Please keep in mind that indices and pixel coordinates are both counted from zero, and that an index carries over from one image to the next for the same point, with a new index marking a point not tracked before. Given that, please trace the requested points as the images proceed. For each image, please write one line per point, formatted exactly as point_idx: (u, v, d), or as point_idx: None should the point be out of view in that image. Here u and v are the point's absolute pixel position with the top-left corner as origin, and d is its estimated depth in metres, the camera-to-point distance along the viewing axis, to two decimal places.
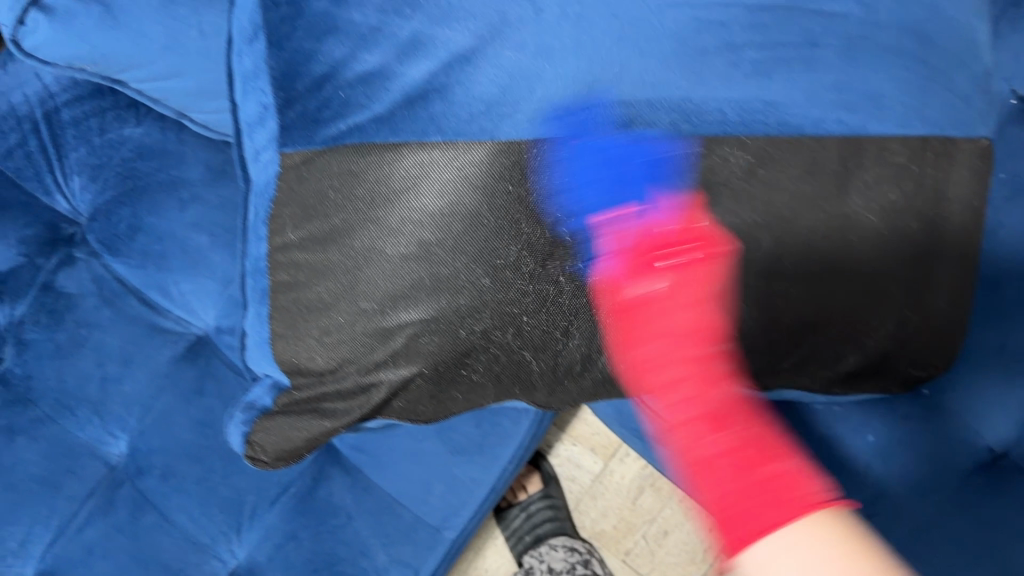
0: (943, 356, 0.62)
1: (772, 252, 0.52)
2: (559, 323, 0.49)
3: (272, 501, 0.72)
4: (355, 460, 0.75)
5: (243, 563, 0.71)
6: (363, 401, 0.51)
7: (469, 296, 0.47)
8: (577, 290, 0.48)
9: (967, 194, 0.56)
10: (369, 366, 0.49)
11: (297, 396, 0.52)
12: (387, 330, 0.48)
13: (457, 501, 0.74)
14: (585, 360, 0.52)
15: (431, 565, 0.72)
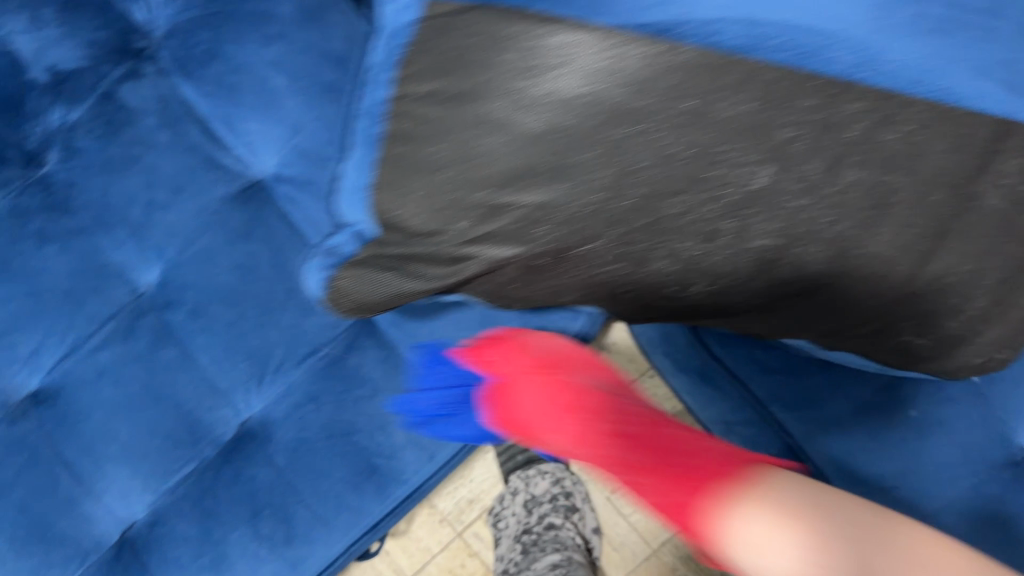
0: (1012, 344, 0.57)
1: (900, 235, 0.49)
2: (674, 240, 0.49)
3: (299, 359, 0.71)
4: (391, 334, 0.71)
5: (258, 415, 0.72)
6: (454, 272, 0.52)
7: (592, 199, 0.47)
8: (696, 219, 0.48)
9: None
10: (465, 240, 0.50)
11: (387, 251, 0.54)
12: (496, 208, 0.48)
13: (488, 396, 0.71)
14: (678, 283, 0.52)
15: (449, 450, 0.72)
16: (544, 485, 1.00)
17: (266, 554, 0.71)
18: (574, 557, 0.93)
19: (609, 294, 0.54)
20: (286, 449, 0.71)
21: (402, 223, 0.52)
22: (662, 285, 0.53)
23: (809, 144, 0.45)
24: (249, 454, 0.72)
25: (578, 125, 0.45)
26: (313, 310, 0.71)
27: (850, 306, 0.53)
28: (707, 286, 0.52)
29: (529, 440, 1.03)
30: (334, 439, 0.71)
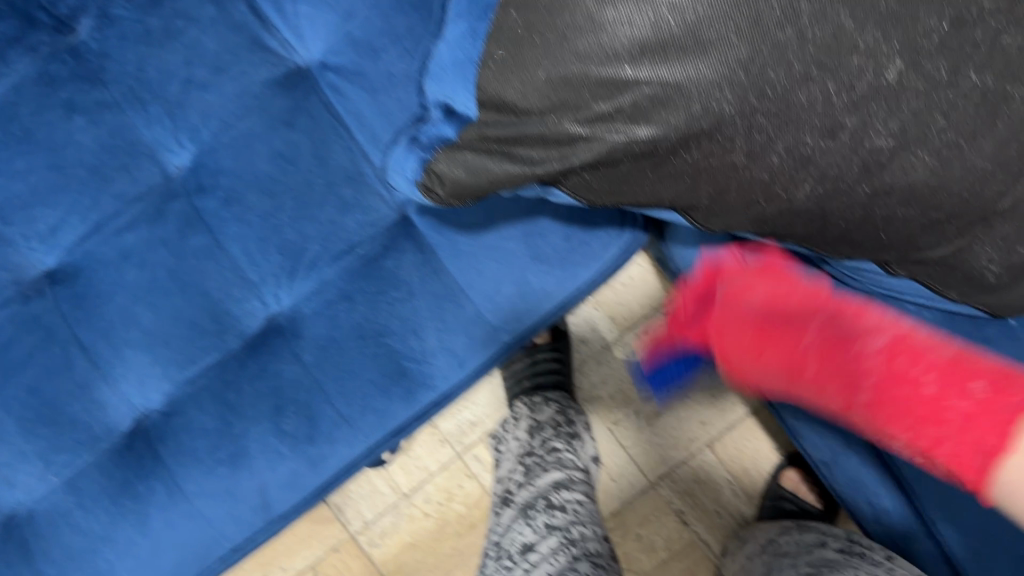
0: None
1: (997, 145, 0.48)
2: (794, 139, 0.45)
3: (335, 257, 0.69)
4: (431, 236, 0.69)
5: (287, 310, 0.70)
6: (564, 151, 0.47)
7: (717, 74, 0.42)
8: (823, 102, 0.43)
9: None
10: (590, 118, 0.44)
11: (489, 133, 0.48)
12: (620, 81, 0.43)
13: (526, 307, 0.69)
14: (789, 184, 0.47)
15: (479, 359, 0.69)
16: (550, 413, 0.97)
17: (287, 451, 0.70)
18: (570, 494, 0.90)
19: (712, 197, 0.49)
20: (314, 347, 0.69)
21: (507, 101, 0.46)
22: (767, 186, 0.47)
23: (941, 40, 0.44)
24: (276, 349, 0.70)
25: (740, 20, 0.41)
26: (352, 207, 0.68)
27: (940, 233, 0.53)
28: (818, 187, 0.47)
29: (537, 366, 1.01)
30: (365, 339, 0.69)
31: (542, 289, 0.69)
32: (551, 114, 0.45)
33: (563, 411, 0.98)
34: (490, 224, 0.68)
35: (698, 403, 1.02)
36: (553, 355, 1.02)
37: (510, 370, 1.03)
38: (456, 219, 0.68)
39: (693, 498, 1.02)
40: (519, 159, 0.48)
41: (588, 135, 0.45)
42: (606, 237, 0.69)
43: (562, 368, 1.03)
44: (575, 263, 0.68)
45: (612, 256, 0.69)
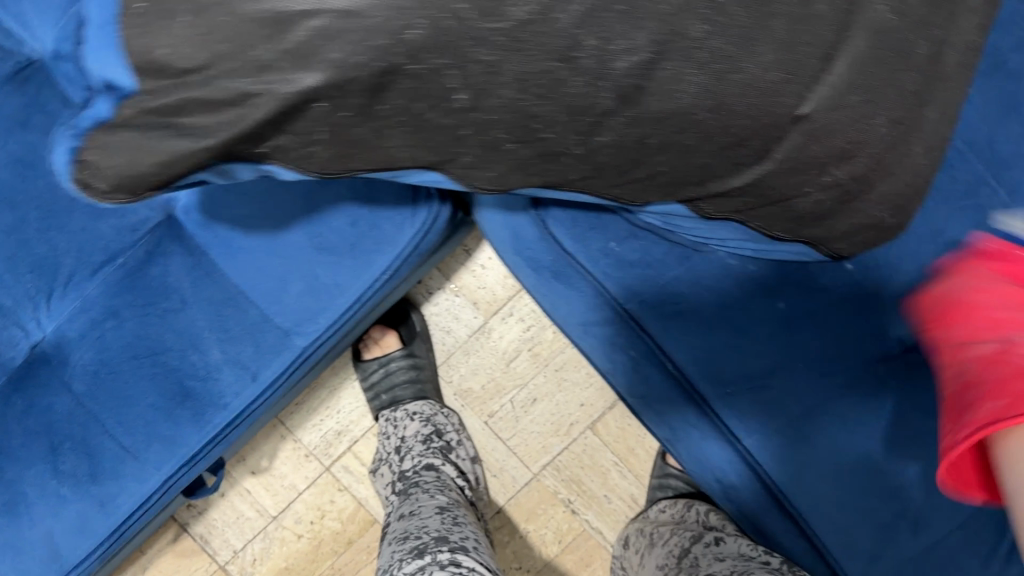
0: (902, 217, 0.53)
1: (835, 100, 0.43)
2: (531, 92, 0.35)
3: (93, 270, 0.62)
4: (201, 237, 0.61)
5: (52, 336, 0.63)
6: (237, 118, 0.33)
7: (421, 28, 0.31)
8: (572, 28, 0.34)
9: (972, 35, 0.47)
10: (259, 71, 0.32)
11: (144, 103, 0.33)
12: (284, 25, 0.31)
13: (317, 305, 0.61)
14: (556, 129, 0.38)
15: (274, 370, 0.62)
16: (413, 427, 0.90)
17: (69, 494, 0.62)
18: (466, 516, 0.78)
19: (469, 156, 0.39)
20: (84, 374, 0.62)
21: (160, 60, 0.33)
22: (529, 132, 0.38)
23: None
24: (44, 380, 0.62)
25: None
26: (106, 212, 0.61)
27: (807, 182, 0.47)
28: (622, 131, 0.40)
29: (393, 376, 0.93)
30: (140, 360, 0.61)
31: (332, 283, 0.61)
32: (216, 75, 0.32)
33: (426, 422, 0.91)
34: (264, 217, 0.60)
35: (574, 382, 0.96)
36: (410, 362, 0.94)
37: (367, 381, 0.95)
38: (227, 214, 0.60)
39: (580, 485, 0.96)
40: (188, 132, 0.34)
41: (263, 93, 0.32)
42: (398, 218, 0.61)
43: (420, 373, 0.94)
44: (367, 252, 0.61)
45: (408, 239, 0.62)
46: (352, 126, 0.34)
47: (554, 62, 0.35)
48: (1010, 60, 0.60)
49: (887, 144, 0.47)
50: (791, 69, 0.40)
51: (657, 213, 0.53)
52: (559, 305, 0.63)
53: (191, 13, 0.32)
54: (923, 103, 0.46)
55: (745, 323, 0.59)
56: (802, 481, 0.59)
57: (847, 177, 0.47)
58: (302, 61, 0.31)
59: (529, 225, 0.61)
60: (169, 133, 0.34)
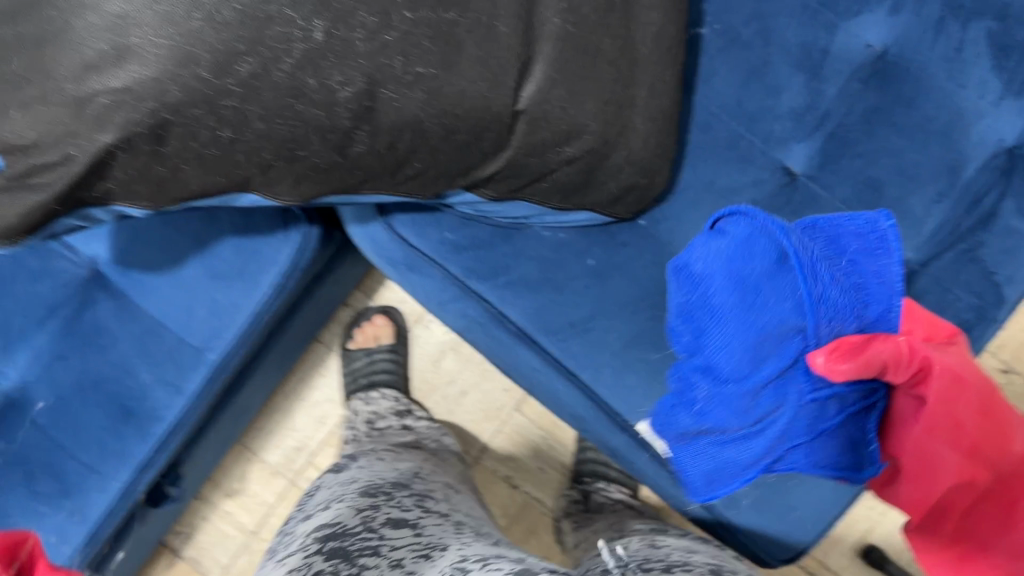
0: (650, 173, 0.65)
1: (541, 89, 0.56)
2: (276, 122, 0.49)
3: (40, 322, 0.75)
4: (118, 284, 0.75)
5: (16, 384, 0.75)
6: (67, 172, 0.47)
7: (175, 89, 0.45)
8: (291, 72, 0.47)
9: (654, 22, 0.60)
10: (68, 136, 0.46)
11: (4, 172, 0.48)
12: (81, 100, 0.45)
13: (220, 323, 0.75)
14: (311, 148, 0.51)
15: (196, 382, 0.75)
16: (387, 407, 1.03)
17: (46, 509, 0.75)
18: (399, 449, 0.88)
19: (258, 174, 0.52)
20: (44, 410, 0.75)
21: (7, 141, 0.47)
22: (289, 151, 0.51)
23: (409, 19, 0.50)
24: (11, 421, 0.75)
25: (168, 11, 0.45)
26: (43, 274, 0.75)
27: (548, 155, 0.60)
28: (369, 141, 0.53)
29: (375, 364, 1.06)
30: (86, 390, 0.74)
31: (230, 304, 0.74)
32: (45, 143, 0.46)
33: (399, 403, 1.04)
34: (164, 258, 0.74)
35: (495, 371, 1.10)
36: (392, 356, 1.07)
37: (351, 365, 1.07)
38: (136, 261, 0.74)
39: (515, 462, 1.08)
40: (38, 189, 0.48)
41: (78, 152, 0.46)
42: (275, 242, 0.74)
43: (398, 366, 1.08)
44: (253, 273, 0.74)
45: (287, 258, 0.74)
46: (151, 166, 0.48)
47: (292, 98, 0.48)
48: (744, 33, 0.72)
49: (605, 117, 0.60)
50: (490, 78, 0.53)
51: (460, 200, 0.66)
52: (419, 291, 0.75)
53: (21, 105, 0.46)
54: (625, 81, 0.60)
55: (565, 278, 0.72)
56: (636, 405, 0.71)
57: (584, 149, 0.60)
58: (96, 125, 0.45)
59: (378, 228, 0.73)
60: (25, 192, 0.48)
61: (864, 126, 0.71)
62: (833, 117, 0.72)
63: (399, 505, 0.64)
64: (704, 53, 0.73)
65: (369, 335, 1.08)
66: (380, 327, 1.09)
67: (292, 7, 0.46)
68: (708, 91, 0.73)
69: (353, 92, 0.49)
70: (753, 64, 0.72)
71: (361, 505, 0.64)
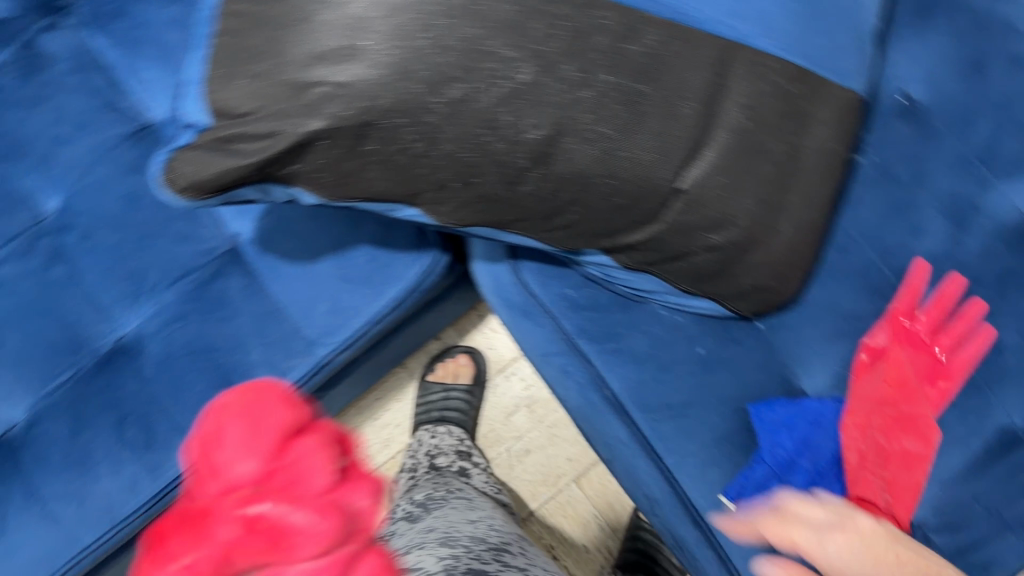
0: (781, 279, 0.67)
1: (706, 175, 0.59)
2: (464, 146, 0.53)
3: (172, 281, 0.80)
4: (254, 263, 0.80)
5: (133, 332, 0.80)
6: (267, 146, 0.51)
7: (389, 96, 0.49)
8: (493, 103, 0.51)
9: (823, 138, 0.63)
10: (281, 113, 0.50)
11: (213, 134, 0.52)
12: (302, 86, 0.50)
13: (338, 322, 0.78)
14: (485, 176, 0.55)
15: (299, 372, 0.78)
16: (450, 445, 1.04)
17: (128, 457, 0.79)
18: (468, 493, 0.89)
19: (429, 190, 0.56)
20: (153, 361, 0.79)
21: (227, 108, 0.52)
22: (466, 175, 0.55)
23: (610, 83, 0.53)
24: (121, 366, 0.80)
25: (402, 25, 0.49)
26: (187, 238, 0.80)
27: (694, 237, 0.62)
28: (538, 184, 0.56)
29: (449, 399, 1.08)
30: (196, 354, 0.78)
31: (351, 306, 0.78)
32: (258, 117, 0.51)
33: (462, 442, 1.05)
34: (302, 250, 0.78)
35: (564, 439, 1.10)
36: (468, 396, 1.09)
37: (425, 398, 1.09)
38: (275, 246, 0.79)
39: (562, 533, 1.08)
40: (234, 156, 0.52)
41: (284, 128, 0.50)
42: (406, 260, 0.78)
43: (470, 408, 1.09)
44: (379, 283, 0.78)
45: (413, 276, 0.78)
46: (343, 159, 0.52)
47: (484, 129, 0.52)
48: (896, 170, 0.75)
49: (756, 216, 0.62)
50: (663, 152, 0.56)
51: (592, 261, 0.68)
52: (527, 339, 0.77)
53: (247, 78, 0.51)
54: (783, 185, 0.62)
55: (669, 360, 0.73)
56: (714, 501, 0.70)
57: (729, 239, 0.62)
58: (310, 111, 0.49)
59: (504, 269, 0.76)
60: (222, 155, 0.52)
61: (1000, 289, 0.70)
62: (969, 270, 0.72)
63: (480, 559, 0.67)
64: (856, 181, 0.76)
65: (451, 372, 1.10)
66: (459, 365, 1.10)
67: (510, 48, 0.51)
68: (852, 218, 0.75)
69: (538, 134, 0.53)
70: (897, 200, 0.74)
71: (443, 555, 0.67)
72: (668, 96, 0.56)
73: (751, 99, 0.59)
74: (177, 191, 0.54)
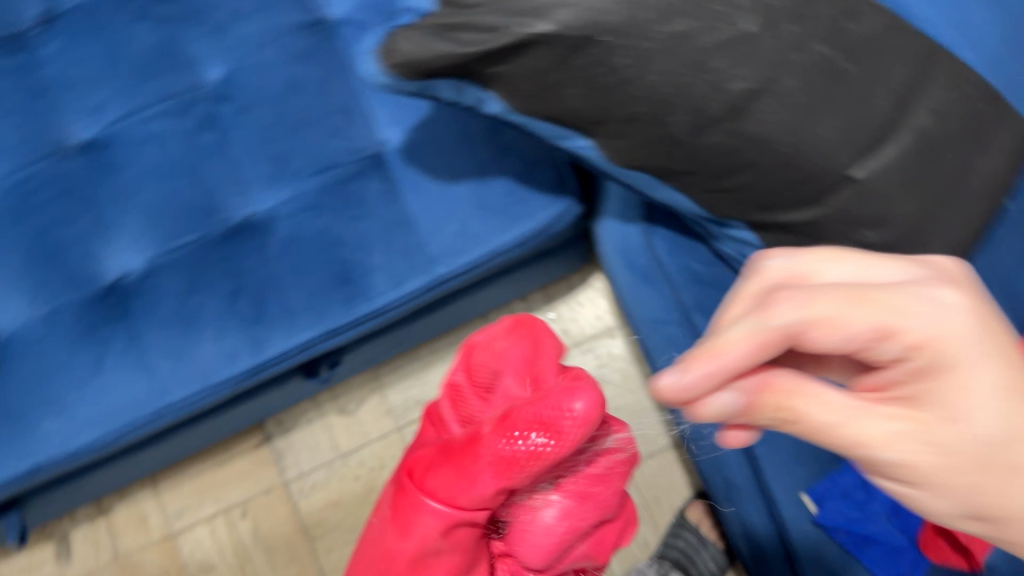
0: None
1: (880, 170, 0.60)
2: (668, 83, 0.54)
3: (315, 171, 0.82)
4: (395, 172, 0.81)
5: (264, 212, 0.82)
6: (484, 40, 0.53)
7: (618, 15, 0.51)
8: (708, 46, 0.53)
9: (994, 168, 0.64)
10: (509, 11, 0.52)
11: (435, 18, 0.55)
12: None
13: (463, 246, 0.80)
14: (675, 120, 0.56)
15: (415, 284, 0.80)
16: None
17: (233, 328, 0.81)
18: None
19: (617, 121, 0.57)
20: (281, 241, 0.81)
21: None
22: (658, 114, 0.56)
23: (813, 56, 0.56)
24: (248, 239, 0.82)
25: None
26: (338, 134, 0.82)
27: (848, 231, 0.63)
28: (720, 139, 0.57)
29: None
30: (322, 244, 0.81)
31: (479, 233, 0.80)
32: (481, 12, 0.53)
33: None
34: (444, 169, 0.80)
35: None
36: None
37: None
38: (420, 161, 0.81)
39: None
40: (449, 43, 0.54)
41: (505, 28, 0.52)
42: (543, 201, 0.79)
43: None
44: (511, 218, 0.80)
45: (545, 218, 0.79)
46: (549, 70, 0.54)
47: (692, 72, 0.54)
48: None
49: (913, 224, 0.62)
50: (848, 136, 0.58)
51: (733, 235, 0.68)
52: (642, 304, 0.78)
53: None
54: (947, 202, 0.62)
55: None
56: (794, 497, 0.71)
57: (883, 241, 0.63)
58: (537, 15, 0.52)
59: (636, 229, 0.77)
60: (437, 41, 0.55)
61: None
62: None
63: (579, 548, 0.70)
64: (1003, 226, 0.75)
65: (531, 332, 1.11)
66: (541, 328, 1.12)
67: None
68: (990, 260, 0.74)
69: (741, 88, 0.55)
70: None
71: None
72: (863, 82, 0.58)
73: (937, 109, 0.60)
74: (388, 65, 0.57)
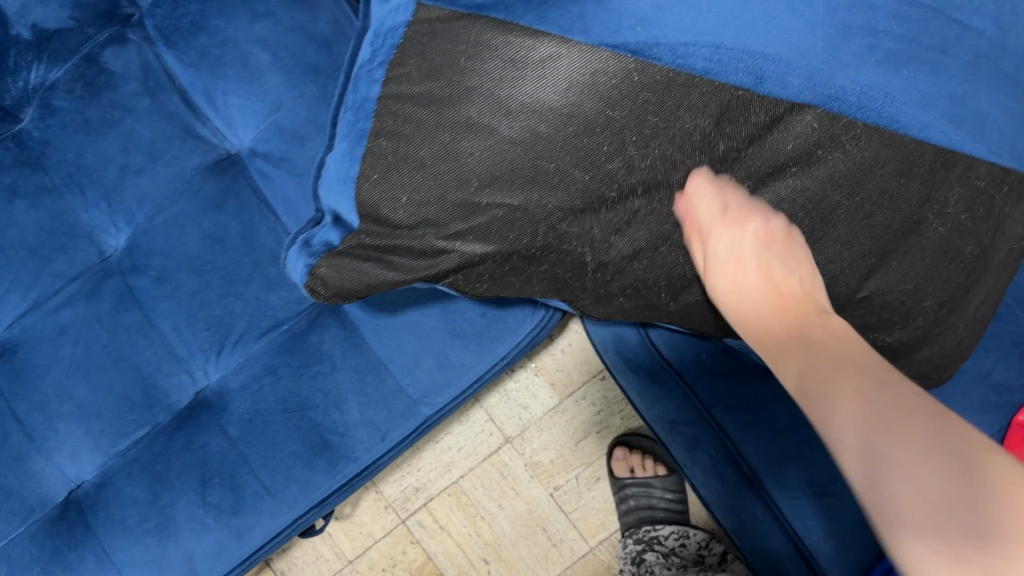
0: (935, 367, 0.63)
1: (879, 272, 0.54)
2: (622, 254, 0.51)
3: (261, 333, 0.73)
4: (353, 314, 0.73)
5: (214, 384, 0.74)
6: (431, 263, 0.49)
7: (564, 208, 0.47)
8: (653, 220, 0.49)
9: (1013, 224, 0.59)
10: (451, 233, 0.48)
11: (365, 242, 0.49)
12: (477, 205, 0.46)
13: (444, 380, 0.73)
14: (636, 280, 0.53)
15: (400, 433, 0.73)
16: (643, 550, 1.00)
17: (213, 523, 0.71)
18: None
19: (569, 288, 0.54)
20: (239, 421, 0.72)
21: (383, 215, 0.48)
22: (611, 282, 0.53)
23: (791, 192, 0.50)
24: (201, 422, 0.72)
25: (587, 141, 0.45)
26: (278, 284, 0.73)
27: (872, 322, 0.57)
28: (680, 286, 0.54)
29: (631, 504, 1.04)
30: (289, 412, 0.72)
31: (459, 363, 0.73)
32: (421, 230, 0.48)
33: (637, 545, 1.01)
34: (404, 302, 0.72)
35: None
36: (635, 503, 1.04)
37: (494, 416, 1.06)
38: (376, 297, 0.72)
39: None
40: (392, 267, 0.50)
41: (451, 248, 0.48)
42: (521, 313, 0.74)
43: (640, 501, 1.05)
44: (489, 343, 0.74)
45: (528, 332, 0.74)
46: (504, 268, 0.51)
47: (672, 226, 0.50)
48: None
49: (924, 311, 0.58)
50: (843, 255, 0.52)
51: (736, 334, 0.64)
52: (650, 403, 0.75)
53: (412, 192, 0.47)
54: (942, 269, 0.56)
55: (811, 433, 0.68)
56: None
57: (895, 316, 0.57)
58: (481, 234, 0.48)
59: (629, 329, 0.72)
60: (383, 261, 0.50)
61: None
62: None
63: None
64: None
65: (519, 385, 1.07)
66: (532, 386, 1.06)
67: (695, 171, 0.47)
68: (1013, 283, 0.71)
69: None
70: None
71: None
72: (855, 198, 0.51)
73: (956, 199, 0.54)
74: (319, 297, 0.53)
